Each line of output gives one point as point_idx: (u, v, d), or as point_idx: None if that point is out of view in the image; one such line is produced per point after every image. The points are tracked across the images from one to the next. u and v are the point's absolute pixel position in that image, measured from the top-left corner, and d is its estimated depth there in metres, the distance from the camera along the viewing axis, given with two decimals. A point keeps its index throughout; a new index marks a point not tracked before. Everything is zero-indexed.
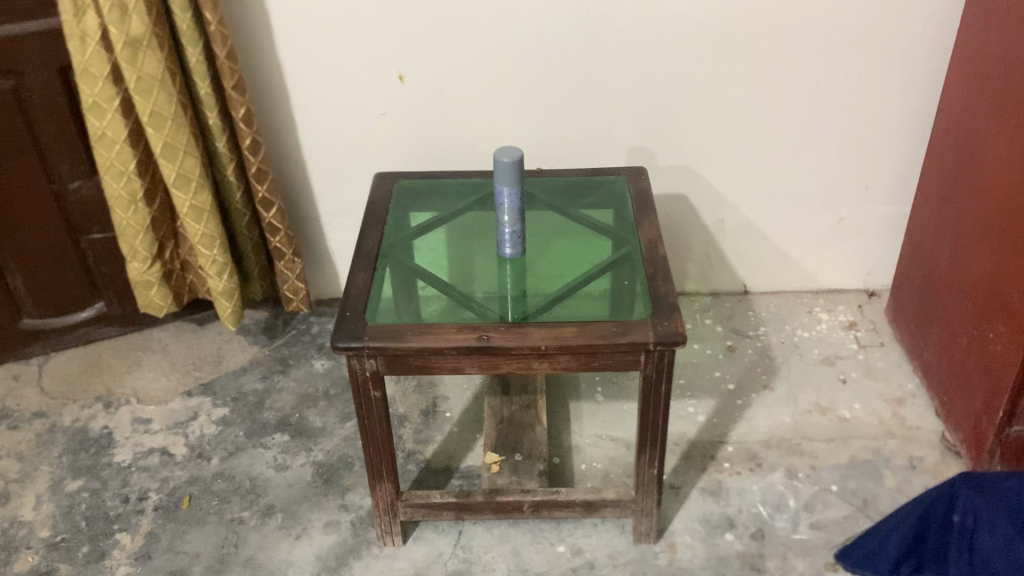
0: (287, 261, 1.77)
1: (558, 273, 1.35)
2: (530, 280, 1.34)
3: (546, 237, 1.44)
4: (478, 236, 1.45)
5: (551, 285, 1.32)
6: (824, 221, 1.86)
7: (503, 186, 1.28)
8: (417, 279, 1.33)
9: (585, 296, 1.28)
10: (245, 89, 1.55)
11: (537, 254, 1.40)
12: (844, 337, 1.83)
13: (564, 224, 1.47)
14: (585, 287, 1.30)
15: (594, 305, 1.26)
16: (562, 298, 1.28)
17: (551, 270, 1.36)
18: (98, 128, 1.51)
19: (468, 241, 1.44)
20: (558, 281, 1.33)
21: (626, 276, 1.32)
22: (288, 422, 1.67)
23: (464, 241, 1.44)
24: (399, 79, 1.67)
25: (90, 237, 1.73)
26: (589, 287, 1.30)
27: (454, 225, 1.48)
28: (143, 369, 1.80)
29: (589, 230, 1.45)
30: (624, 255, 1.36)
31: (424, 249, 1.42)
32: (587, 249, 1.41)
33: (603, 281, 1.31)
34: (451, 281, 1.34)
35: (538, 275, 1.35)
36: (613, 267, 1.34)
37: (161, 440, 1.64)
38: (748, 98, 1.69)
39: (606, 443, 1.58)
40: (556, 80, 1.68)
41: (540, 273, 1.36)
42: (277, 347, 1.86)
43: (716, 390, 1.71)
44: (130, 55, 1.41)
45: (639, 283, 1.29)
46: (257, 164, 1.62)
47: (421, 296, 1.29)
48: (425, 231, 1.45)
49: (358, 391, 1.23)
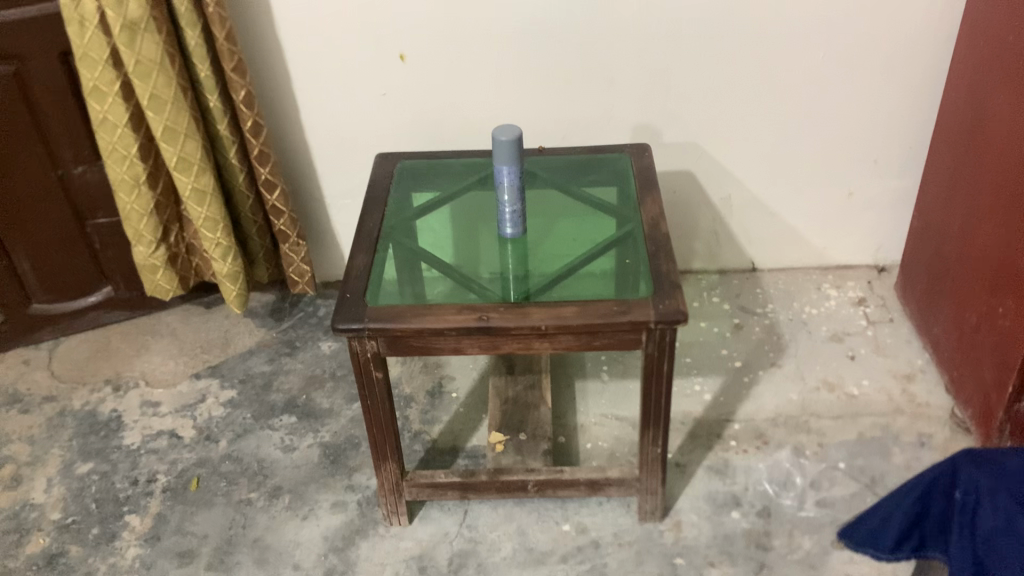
0: (293, 244, 1.76)
1: (561, 253, 1.34)
2: (532, 259, 1.34)
3: (547, 217, 1.43)
4: (479, 216, 1.44)
5: (553, 265, 1.31)
6: (833, 196, 1.84)
7: (503, 164, 1.26)
8: (419, 260, 1.33)
9: (587, 275, 1.28)
10: (245, 71, 1.55)
11: (539, 234, 1.39)
12: (853, 314, 1.81)
13: (565, 203, 1.46)
14: (587, 266, 1.29)
15: (596, 285, 1.25)
16: (564, 278, 1.27)
17: (553, 250, 1.35)
18: (99, 113, 1.51)
19: (469, 221, 1.43)
20: (560, 261, 1.32)
21: (629, 254, 1.31)
22: (296, 404, 1.68)
23: (466, 222, 1.43)
24: (400, 59, 1.66)
25: (97, 221, 1.74)
26: (592, 266, 1.29)
27: (455, 206, 1.47)
28: (151, 353, 1.81)
29: (593, 209, 1.44)
30: (626, 233, 1.35)
31: (426, 231, 1.41)
32: (589, 227, 1.40)
33: (606, 261, 1.30)
34: (453, 263, 1.33)
35: (541, 256, 1.34)
36: (616, 246, 1.34)
37: (169, 424, 1.65)
38: (752, 73, 1.67)
39: (612, 422, 1.58)
40: (558, 56, 1.66)
41: (541, 253, 1.35)
42: (285, 329, 1.86)
43: (723, 367, 1.71)
44: (128, 38, 1.41)
45: (642, 261, 1.28)
46: (260, 147, 1.62)
47: (423, 278, 1.29)
48: (426, 212, 1.45)
49: (360, 371, 1.23)
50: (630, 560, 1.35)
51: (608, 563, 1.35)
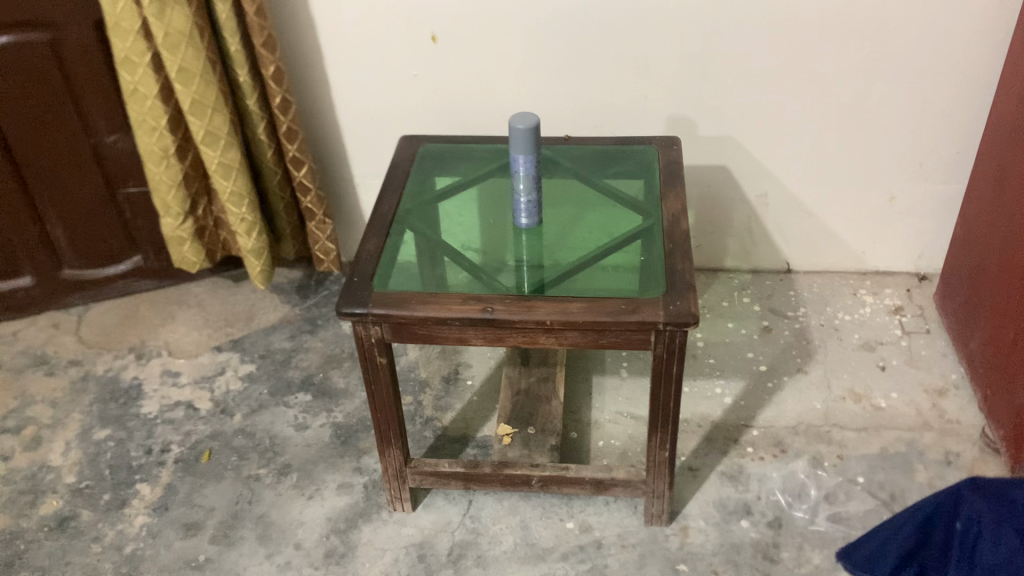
0: (318, 222, 1.76)
1: (578, 248, 1.30)
2: (545, 252, 1.30)
3: (567, 209, 1.39)
4: (497, 204, 1.41)
5: (567, 258, 1.28)
6: (874, 199, 1.77)
7: (518, 153, 1.22)
8: (432, 247, 1.30)
9: (601, 271, 1.24)
10: (275, 47, 1.53)
11: (557, 226, 1.36)
12: (888, 322, 1.74)
13: (587, 195, 1.42)
14: (602, 262, 1.26)
15: (609, 280, 1.22)
16: (576, 272, 1.24)
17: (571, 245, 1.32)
18: (130, 83, 1.52)
19: (486, 209, 1.40)
20: (576, 256, 1.28)
21: (646, 250, 1.27)
22: (312, 382, 1.68)
23: (485, 210, 1.40)
24: (431, 40, 1.63)
25: (127, 190, 1.76)
26: (606, 262, 1.26)
27: (474, 192, 1.44)
28: (176, 324, 1.83)
29: (614, 202, 1.40)
30: (645, 229, 1.31)
31: (441, 216, 1.38)
32: (609, 221, 1.36)
33: (621, 257, 1.26)
34: (467, 252, 1.31)
35: (557, 250, 1.31)
36: (634, 243, 1.30)
37: (187, 395, 1.67)
38: (793, 69, 1.61)
39: (627, 421, 1.55)
40: (590, 43, 1.62)
41: (556, 245, 1.32)
42: (308, 306, 1.86)
43: (747, 371, 1.66)
44: (158, 10, 1.40)
45: (658, 258, 1.24)
46: (288, 123, 1.61)
47: (434, 266, 1.27)
48: (444, 198, 1.42)
49: (365, 355, 1.22)
50: (631, 562, 1.32)
51: (608, 564, 1.32)
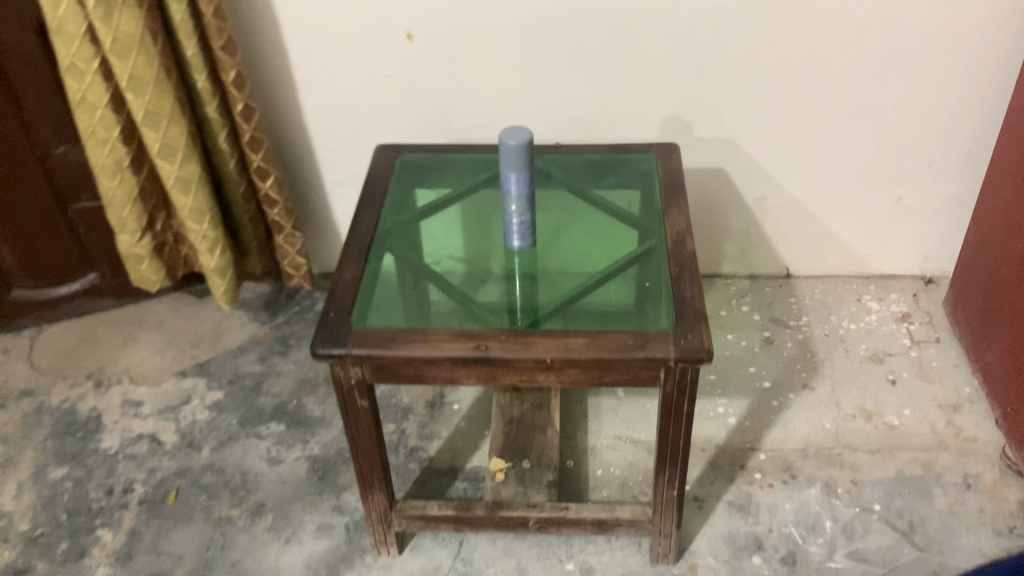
0: (287, 235, 1.63)
1: (576, 273, 1.19)
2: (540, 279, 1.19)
3: (561, 228, 1.28)
4: (485, 224, 1.29)
5: (565, 286, 1.16)
6: (879, 201, 1.67)
7: (510, 171, 1.10)
8: (416, 274, 1.18)
9: (602, 300, 1.13)
10: (235, 50, 1.40)
11: (550, 247, 1.25)
12: (895, 331, 1.66)
13: (582, 213, 1.31)
14: (602, 289, 1.15)
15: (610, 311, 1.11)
16: (575, 303, 1.13)
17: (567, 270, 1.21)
18: (76, 92, 1.38)
19: (473, 230, 1.28)
20: (572, 283, 1.18)
21: (649, 275, 1.16)
22: (285, 410, 1.56)
23: (473, 229, 1.29)
24: (406, 37, 1.51)
25: (80, 205, 1.62)
26: (606, 289, 1.15)
27: (460, 210, 1.32)
28: (137, 346, 1.70)
29: (611, 220, 1.29)
30: (647, 250, 1.20)
31: (425, 239, 1.26)
32: (607, 242, 1.24)
33: (622, 283, 1.16)
34: (454, 279, 1.19)
35: (552, 276, 1.20)
36: (635, 267, 1.19)
37: (150, 427, 1.54)
38: (796, 66, 1.51)
39: (626, 446, 1.45)
40: (576, 39, 1.50)
41: (551, 271, 1.20)
42: (279, 324, 1.73)
43: (750, 388, 1.56)
44: (103, 12, 1.27)
45: (663, 284, 1.13)
46: (251, 132, 1.48)
47: (419, 293, 1.15)
48: (427, 216, 1.30)
49: (343, 398, 1.10)
50: None
51: None
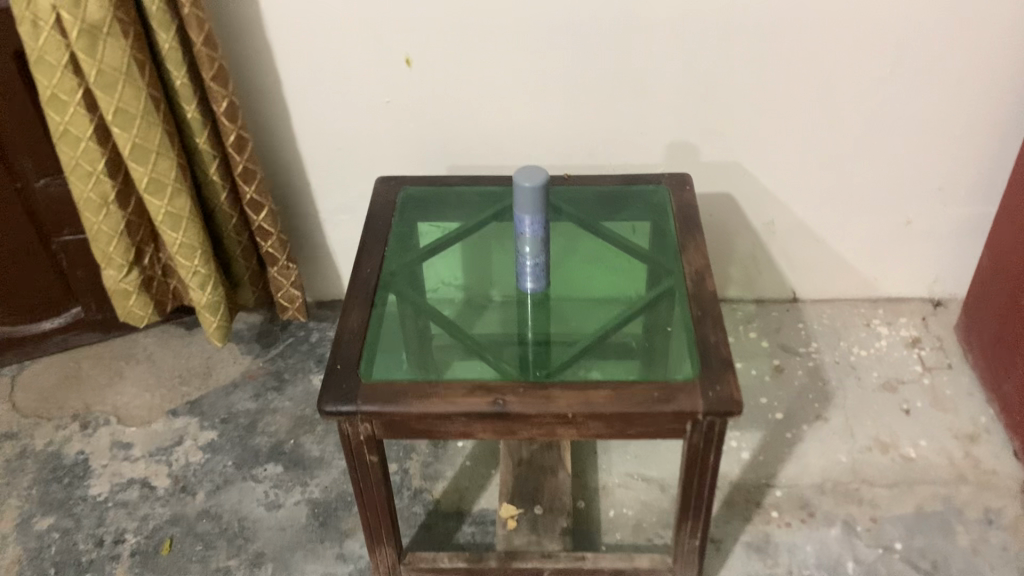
0: (281, 267, 1.57)
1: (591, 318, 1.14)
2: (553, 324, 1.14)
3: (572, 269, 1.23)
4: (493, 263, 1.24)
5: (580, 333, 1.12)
6: (888, 224, 1.64)
7: (524, 213, 1.06)
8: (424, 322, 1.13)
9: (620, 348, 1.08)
10: (227, 80, 1.34)
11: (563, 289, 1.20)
12: (906, 357, 1.62)
13: (593, 252, 1.26)
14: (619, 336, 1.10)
15: (629, 360, 1.06)
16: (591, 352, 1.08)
17: (581, 316, 1.16)
18: (59, 124, 1.32)
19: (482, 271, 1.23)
20: (588, 330, 1.13)
21: (667, 320, 1.11)
22: (282, 450, 1.50)
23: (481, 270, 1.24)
24: (405, 63, 1.45)
25: (62, 239, 1.54)
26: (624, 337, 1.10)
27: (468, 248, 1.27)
28: (125, 383, 1.63)
29: (625, 259, 1.24)
30: (663, 292, 1.15)
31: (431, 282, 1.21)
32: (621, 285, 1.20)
33: (639, 329, 1.11)
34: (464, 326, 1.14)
35: (565, 324, 1.16)
36: (652, 310, 1.14)
37: (141, 471, 1.47)
38: (805, 90, 1.47)
39: (638, 485, 1.41)
40: (580, 63, 1.45)
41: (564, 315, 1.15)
42: (272, 358, 1.67)
43: (762, 419, 1.52)
44: (88, 44, 1.20)
45: (683, 330, 1.08)
46: (244, 163, 1.42)
47: (428, 347, 1.10)
48: (433, 256, 1.25)
49: (352, 453, 1.05)
50: None
51: None
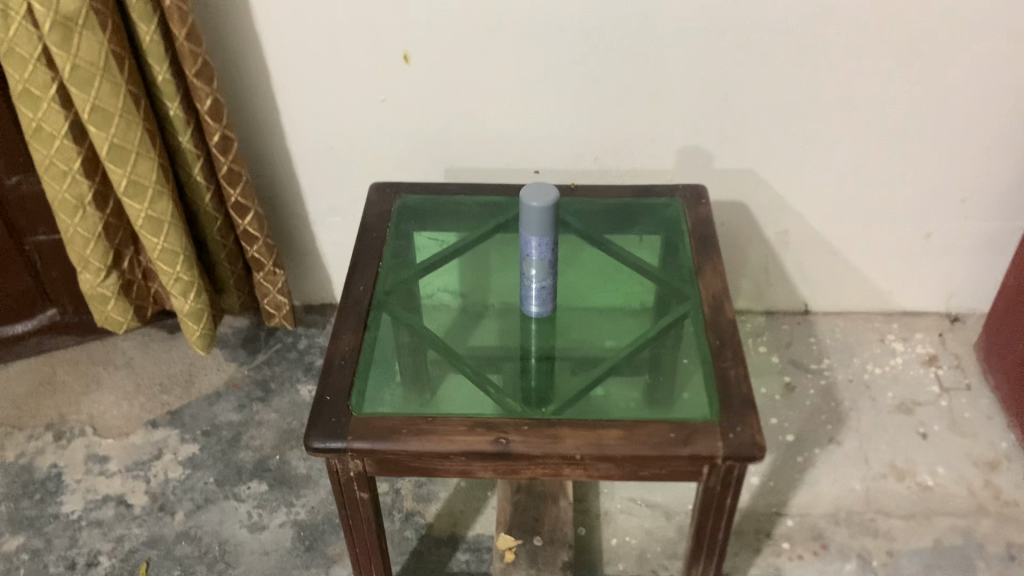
0: (268, 273, 1.49)
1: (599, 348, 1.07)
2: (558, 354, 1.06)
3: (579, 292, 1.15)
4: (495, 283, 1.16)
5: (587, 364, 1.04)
6: (907, 237, 1.56)
7: (530, 234, 0.98)
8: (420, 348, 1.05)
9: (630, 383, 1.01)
10: (211, 76, 1.25)
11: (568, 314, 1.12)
12: (923, 376, 1.55)
13: (602, 273, 1.18)
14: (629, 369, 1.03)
15: (640, 396, 0.98)
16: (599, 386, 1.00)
17: (587, 340, 1.09)
18: (31, 120, 1.22)
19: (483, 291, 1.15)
20: (596, 361, 1.06)
21: (680, 352, 1.04)
22: (267, 467, 1.42)
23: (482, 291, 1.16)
24: (404, 60, 1.36)
25: (36, 239, 1.45)
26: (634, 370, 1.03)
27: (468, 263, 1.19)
28: (102, 391, 1.54)
29: (635, 280, 1.16)
30: (677, 320, 1.07)
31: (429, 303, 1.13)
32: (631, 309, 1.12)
33: (650, 362, 1.03)
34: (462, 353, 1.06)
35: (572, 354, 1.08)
36: (665, 340, 1.06)
37: (117, 487, 1.39)
38: (827, 97, 1.38)
39: (642, 511, 1.34)
40: (590, 63, 1.36)
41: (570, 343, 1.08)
42: (258, 366, 1.59)
43: (773, 442, 1.45)
44: (61, 37, 1.11)
45: (698, 364, 1.00)
46: (229, 165, 1.34)
47: (425, 377, 1.02)
48: (431, 274, 1.17)
49: (341, 490, 0.97)
50: None
51: None
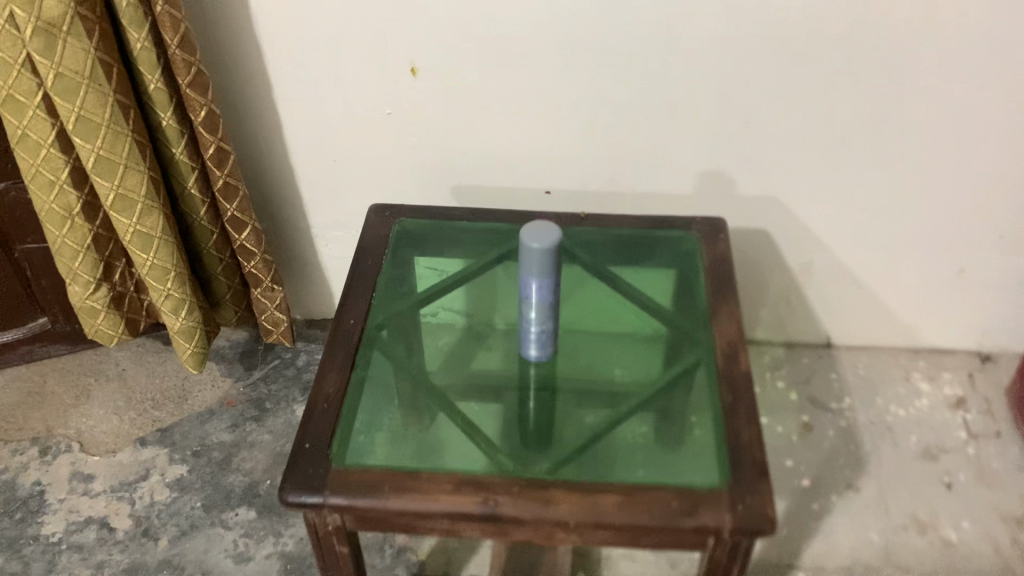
0: (265, 289, 1.43)
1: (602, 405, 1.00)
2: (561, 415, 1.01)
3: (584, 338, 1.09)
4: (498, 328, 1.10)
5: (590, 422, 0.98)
6: (939, 273, 1.47)
7: (530, 276, 0.91)
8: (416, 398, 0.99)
9: (633, 442, 0.94)
10: (206, 86, 1.19)
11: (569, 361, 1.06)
12: (949, 420, 1.47)
13: (608, 313, 1.12)
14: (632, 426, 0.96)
15: (641, 457, 0.91)
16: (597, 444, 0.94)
17: (591, 391, 1.03)
18: (16, 128, 1.17)
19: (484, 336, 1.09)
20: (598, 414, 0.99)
21: (688, 409, 0.97)
22: (257, 492, 1.36)
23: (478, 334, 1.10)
24: (410, 73, 1.29)
25: (26, 246, 1.40)
26: (636, 428, 0.96)
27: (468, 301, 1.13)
28: (92, 404, 1.49)
29: (645, 323, 1.09)
30: (687, 372, 1.00)
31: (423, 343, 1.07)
32: (637, 360, 1.06)
33: (655, 420, 0.97)
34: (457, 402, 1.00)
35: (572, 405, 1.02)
36: (672, 393, 0.99)
37: (101, 509, 1.34)
38: (859, 125, 1.30)
39: (645, 557, 1.27)
40: (607, 83, 1.29)
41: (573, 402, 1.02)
42: (254, 383, 1.53)
43: (786, 486, 1.37)
44: (45, 44, 1.05)
45: (708, 424, 0.93)
46: (225, 178, 1.27)
47: (416, 426, 0.96)
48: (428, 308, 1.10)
49: (319, 544, 0.91)
50: None
51: None
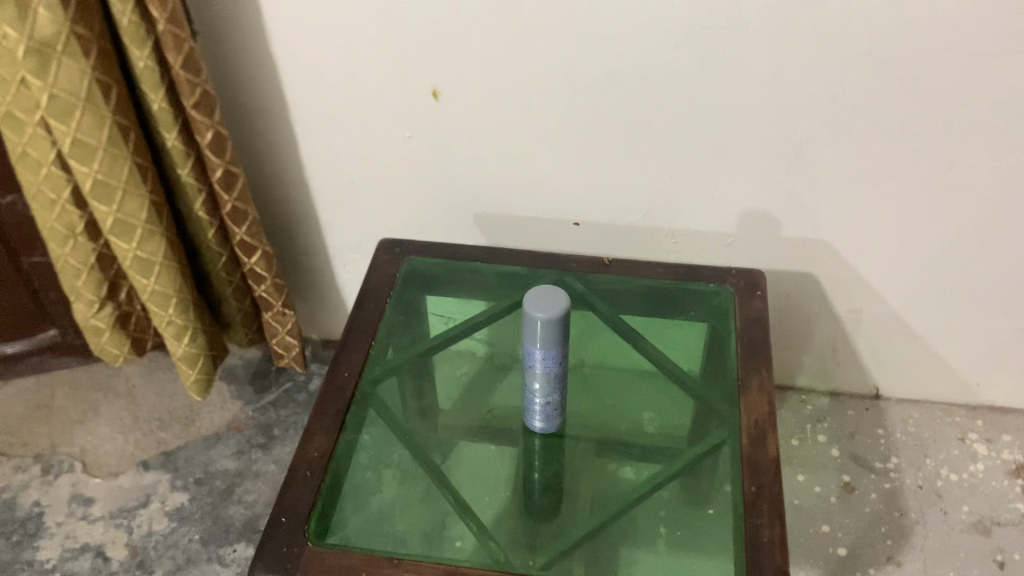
0: (276, 314, 1.36)
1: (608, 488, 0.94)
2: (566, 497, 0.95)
3: (597, 405, 1.02)
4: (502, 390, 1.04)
5: (594, 508, 0.92)
6: (1004, 328, 1.34)
7: (534, 346, 0.82)
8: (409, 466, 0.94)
9: (637, 539, 0.88)
10: (213, 108, 1.12)
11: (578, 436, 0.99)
12: (1007, 489, 1.35)
13: (623, 379, 1.05)
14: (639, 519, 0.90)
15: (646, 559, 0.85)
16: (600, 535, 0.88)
17: (600, 471, 0.96)
18: (16, 146, 1.10)
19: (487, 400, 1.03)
20: (605, 497, 0.93)
21: (702, 500, 0.89)
22: (257, 527, 1.31)
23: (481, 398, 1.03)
24: (431, 96, 1.20)
25: (33, 260, 1.35)
26: (644, 520, 0.90)
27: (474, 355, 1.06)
28: (98, 422, 1.45)
29: (663, 396, 1.02)
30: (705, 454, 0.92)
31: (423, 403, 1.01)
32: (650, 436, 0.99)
33: (664, 511, 0.90)
34: (453, 474, 0.94)
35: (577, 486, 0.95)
36: (686, 479, 0.92)
37: (98, 536, 1.30)
38: (921, 170, 1.17)
39: None
40: (642, 116, 1.18)
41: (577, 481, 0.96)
42: (264, 408, 1.47)
43: (820, 555, 1.27)
44: (38, 65, 0.98)
45: (723, 521, 0.85)
46: (233, 202, 1.21)
47: (408, 502, 0.90)
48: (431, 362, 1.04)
49: None
50: None
51: None
